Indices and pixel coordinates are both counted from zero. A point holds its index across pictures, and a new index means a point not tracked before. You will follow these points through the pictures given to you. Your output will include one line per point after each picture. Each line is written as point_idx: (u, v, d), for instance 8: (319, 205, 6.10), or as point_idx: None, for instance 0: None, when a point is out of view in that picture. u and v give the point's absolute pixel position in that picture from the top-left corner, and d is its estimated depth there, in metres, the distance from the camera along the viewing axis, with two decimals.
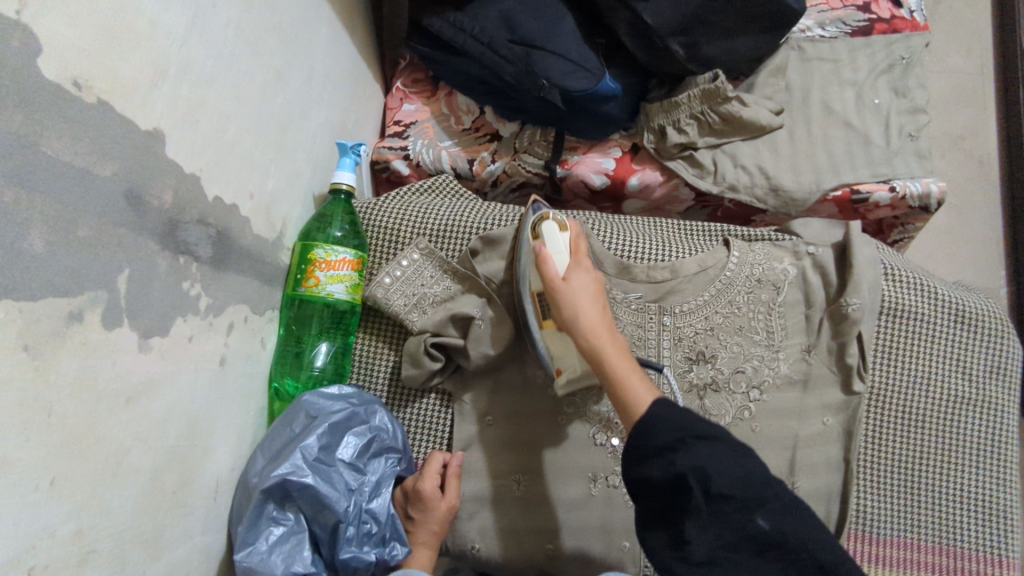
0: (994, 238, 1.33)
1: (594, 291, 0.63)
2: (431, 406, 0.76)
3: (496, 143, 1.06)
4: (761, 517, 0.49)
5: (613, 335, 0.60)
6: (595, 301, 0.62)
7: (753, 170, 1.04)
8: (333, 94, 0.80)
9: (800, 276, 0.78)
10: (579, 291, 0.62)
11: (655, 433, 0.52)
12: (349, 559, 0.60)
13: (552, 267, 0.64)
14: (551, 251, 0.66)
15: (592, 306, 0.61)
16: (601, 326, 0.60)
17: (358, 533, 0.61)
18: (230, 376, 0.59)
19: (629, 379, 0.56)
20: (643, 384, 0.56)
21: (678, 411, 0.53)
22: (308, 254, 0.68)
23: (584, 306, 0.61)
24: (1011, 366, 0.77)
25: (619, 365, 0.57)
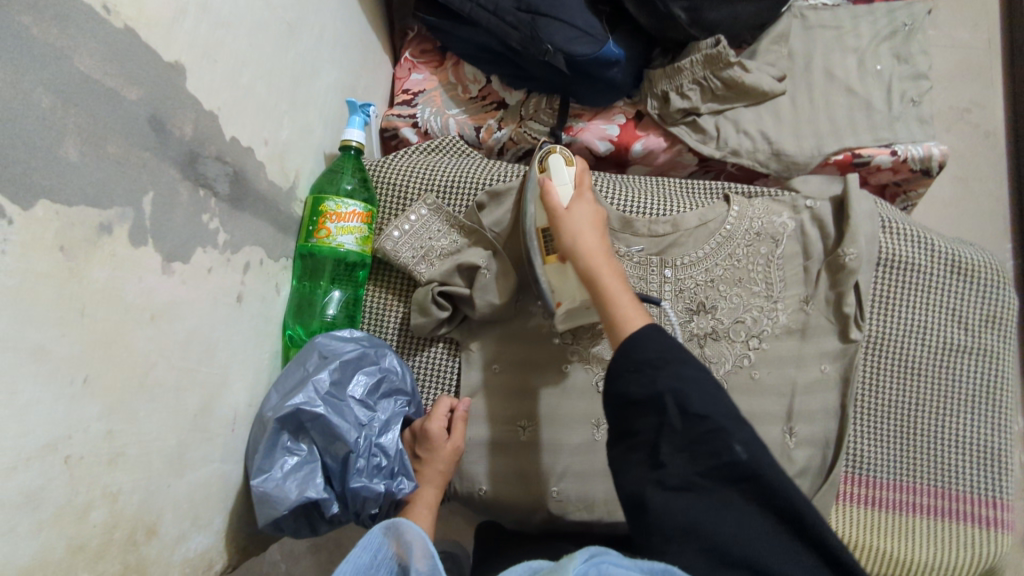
0: (1001, 210, 1.34)
1: (596, 220, 0.64)
2: (439, 354, 0.78)
3: (502, 111, 1.08)
4: (738, 445, 0.49)
5: (608, 260, 0.61)
6: (595, 228, 0.63)
7: (755, 136, 1.05)
8: (343, 55, 0.83)
9: (798, 230, 0.80)
10: (579, 217, 0.64)
11: (639, 349, 0.53)
12: (359, 488, 0.62)
13: (556, 198, 0.66)
14: (555, 185, 0.67)
15: (591, 231, 0.63)
16: (599, 250, 0.61)
17: (368, 465, 0.63)
18: (247, 314, 0.62)
19: (621, 300, 0.57)
20: (632, 304, 0.57)
21: (661, 337, 0.54)
22: (319, 206, 0.71)
23: (583, 233, 0.62)
24: (1007, 316, 0.78)
25: (611, 287, 0.58)
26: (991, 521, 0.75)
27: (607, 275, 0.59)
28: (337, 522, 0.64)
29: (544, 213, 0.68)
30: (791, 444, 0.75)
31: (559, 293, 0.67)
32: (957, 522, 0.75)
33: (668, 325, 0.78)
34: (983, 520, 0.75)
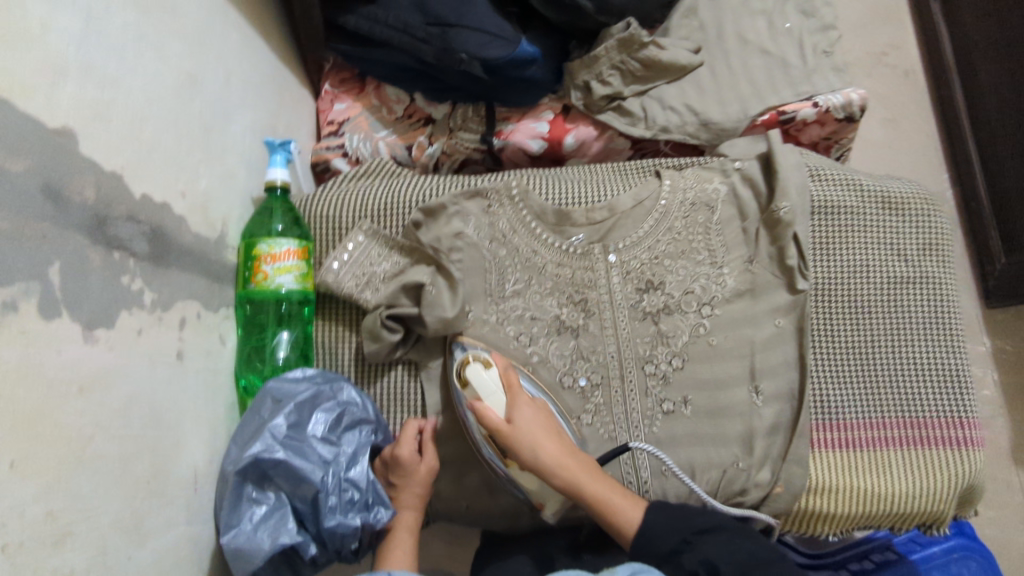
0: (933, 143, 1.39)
1: (534, 412, 0.69)
2: (399, 378, 0.77)
3: (431, 126, 1.09)
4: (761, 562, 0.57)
5: (577, 461, 0.67)
6: (552, 436, 0.68)
7: (681, 110, 1.07)
8: (258, 95, 0.82)
9: (733, 194, 0.81)
10: (533, 431, 0.67)
11: (661, 538, 0.62)
12: (335, 526, 0.61)
13: (494, 417, 0.67)
14: (487, 400, 0.68)
15: (551, 445, 0.67)
16: (570, 463, 0.67)
17: (340, 501, 0.62)
18: (191, 370, 0.61)
19: (619, 504, 0.65)
20: (622, 493, 0.66)
21: (674, 521, 0.63)
22: (253, 251, 0.71)
23: (546, 446, 0.67)
24: (941, 241, 0.81)
25: (601, 491, 0.66)
26: (965, 441, 0.76)
27: (590, 484, 0.66)
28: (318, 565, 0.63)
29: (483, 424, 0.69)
30: (758, 402, 0.76)
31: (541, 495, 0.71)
32: (934, 449, 0.76)
33: (620, 309, 0.79)
34: (958, 442, 0.76)
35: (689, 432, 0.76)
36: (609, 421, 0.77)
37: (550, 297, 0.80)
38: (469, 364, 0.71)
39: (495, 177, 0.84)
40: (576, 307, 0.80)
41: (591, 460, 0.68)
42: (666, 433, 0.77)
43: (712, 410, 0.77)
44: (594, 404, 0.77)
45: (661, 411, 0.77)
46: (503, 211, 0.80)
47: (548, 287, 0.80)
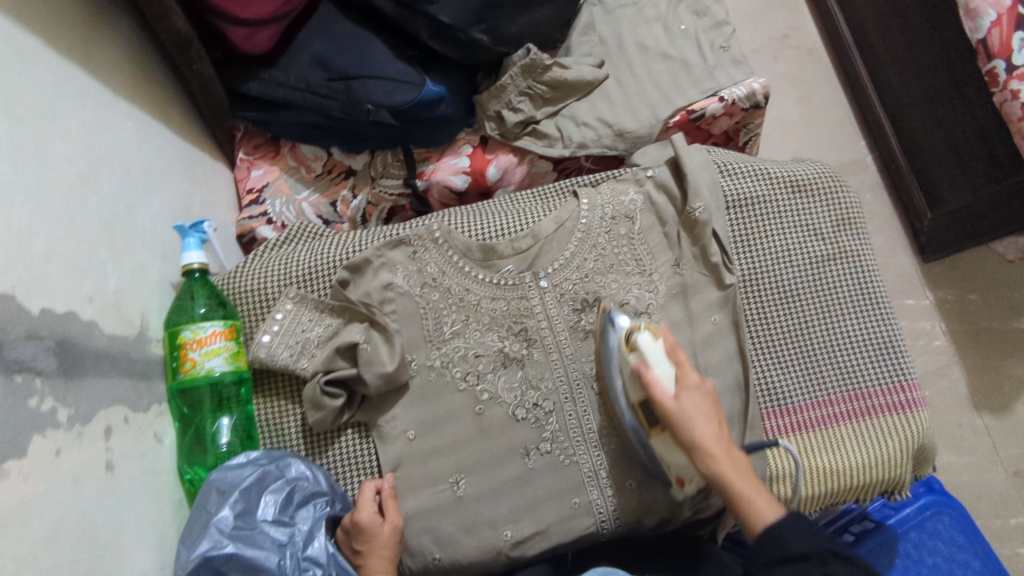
0: (846, 115, 1.45)
1: (705, 399, 0.64)
2: (351, 442, 0.77)
3: (353, 178, 1.08)
4: None
5: (728, 451, 0.62)
6: (711, 420, 0.63)
7: (595, 124, 1.09)
8: (163, 179, 0.81)
9: (650, 202, 0.83)
10: (692, 412, 0.63)
11: (787, 541, 0.58)
12: None
13: (660, 390, 0.64)
14: (653, 367, 0.65)
15: (711, 428, 0.63)
16: (716, 448, 0.62)
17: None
18: (125, 478, 0.59)
19: (755, 500, 0.60)
20: (756, 490, 0.61)
21: (803, 528, 0.59)
22: (177, 339, 0.69)
23: (703, 431, 0.62)
24: (853, 214, 0.84)
25: (741, 485, 0.60)
26: (908, 404, 0.78)
27: (727, 474, 0.61)
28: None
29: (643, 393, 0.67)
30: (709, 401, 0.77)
31: (680, 470, 0.69)
32: (881, 417, 0.78)
33: (560, 331, 0.79)
34: (902, 406, 0.78)
35: None
36: (567, 446, 0.76)
37: (486, 334, 0.79)
38: (636, 333, 0.69)
39: (416, 223, 0.84)
40: (518, 338, 0.79)
41: (740, 453, 0.63)
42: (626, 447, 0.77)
43: None
44: (550, 430, 0.77)
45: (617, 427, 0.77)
46: (429, 254, 0.81)
47: (486, 324, 0.79)
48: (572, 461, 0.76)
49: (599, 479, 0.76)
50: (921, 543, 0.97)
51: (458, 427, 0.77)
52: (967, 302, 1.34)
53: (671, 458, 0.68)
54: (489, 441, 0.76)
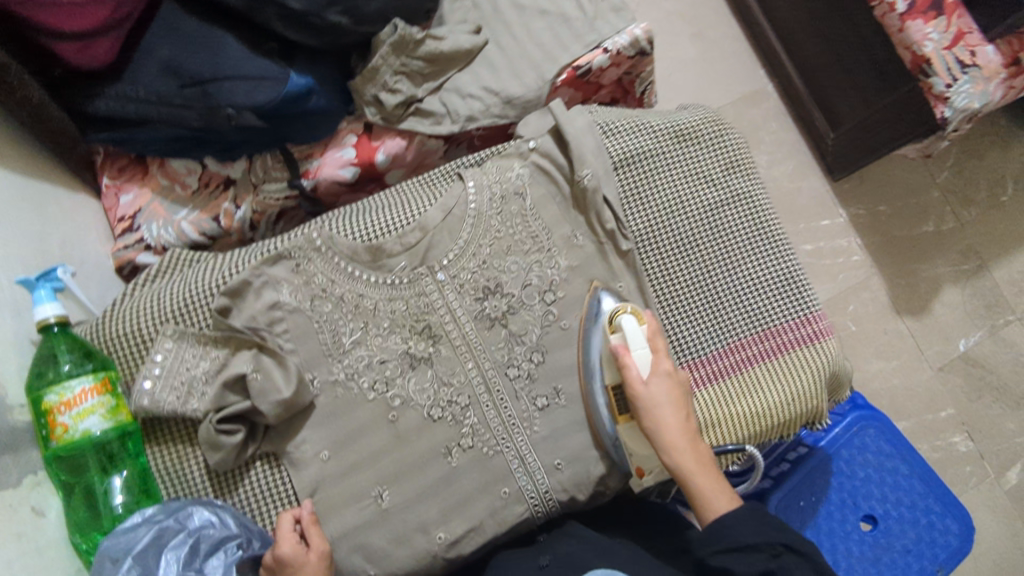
0: (740, 47, 1.44)
1: (678, 391, 0.65)
2: (262, 473, 0.73)
3: (233, 188, 1.02)
4: None
5: (698, 450, 0.63)
6: (683, 413, 0.64)
7: (482, 95, 1.04)
8: (4, 228, 0.73)
9: (541, 174, 0.80)
10: (657, 399, 0.64)
11: (740, 531, 0.58)
12: None
13: (634, 371, 0.65)
14: (632, 350, 0.67)
15: (678, 414, 0.64)
16: (682, 439, 0.63)
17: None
18: (0, 564, 0.55)
19: (706, 488, 0.61)
20: (715, 483, 0.61)
21: (762, 526, 0.58)
22: (41, 405, 0.63)
23: (668, 419, 0.64)
24: (739, 154, 0.83)
25: (691, 466, 0.62)
26: (816, 335, 0.79)
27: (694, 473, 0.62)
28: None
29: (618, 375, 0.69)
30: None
31: (641, 458, 0.70)
32: (792, 352, 0.79)
33: (465, 322, 0.76)
34: (810, 338, 0.79)
35: (570, 420, 0.76)
36: (489, 438, 0.74)
37: (390, 338, 0.75)
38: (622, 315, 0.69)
39: (297, 232, 0.79)
40: (424, 337, 0.76)
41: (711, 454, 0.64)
42: (549, 428, 0.75)
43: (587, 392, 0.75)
44: (469, 425, 0.74)
45: (537, 411, 0.76)
46: (315, 264, 0.76)
47: (387, 328, 0.75)
48: (496, 453, 0.74)
49: (525, 464, 0.74)
50: (852, 459, 1.00)
51: (373, 440, 0.73)
52: (879, 215, 1.38)
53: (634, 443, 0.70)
54: (408, 448, 0.73)
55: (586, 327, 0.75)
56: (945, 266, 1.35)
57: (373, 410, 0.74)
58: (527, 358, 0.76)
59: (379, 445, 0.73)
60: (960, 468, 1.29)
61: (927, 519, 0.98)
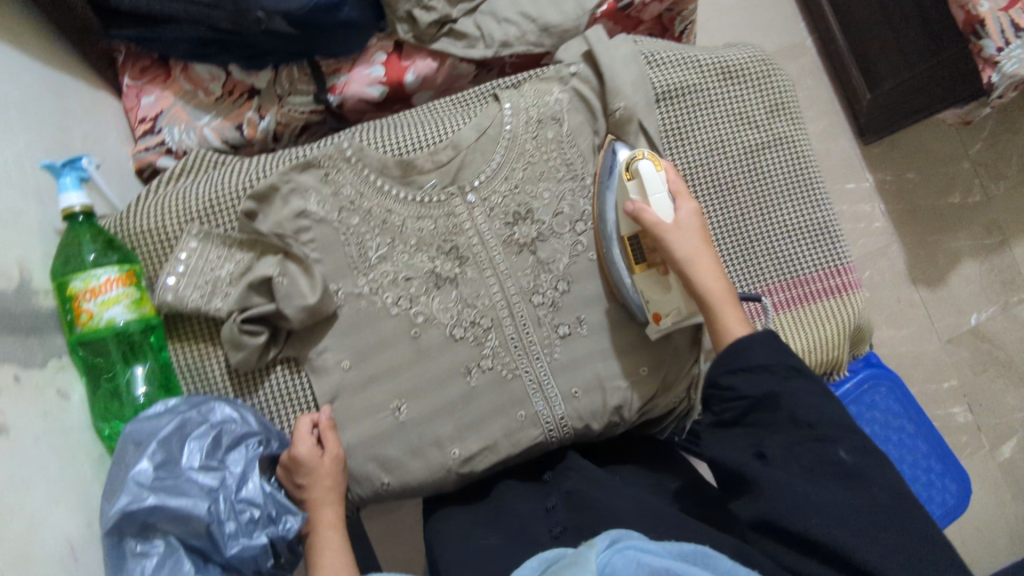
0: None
1: (698, 229, 0.67)
2: (282, 378, 0.74)
3: (257, 98, 0.99)
4: (843, 451, 0.53)
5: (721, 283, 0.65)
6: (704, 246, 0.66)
7: (518, 20, 0.99)
8: (27, 112, 0.71)
9: (579, 101, 0.77)
10: (679, 238, 0.66)
11: (750, 351, 0.58)
12: (240, 551, 0.60)
13: (652, 215, 0.67)
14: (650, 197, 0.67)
15: (700, 248, 0.66)
16: (704, 265, 0.65)
17: (240, 524, 0.61)
18: (26, 442, 0.55)
19: (724, 310, 0.63)
20: (735, 312, 0.63)
21: (770, 342, 0.59)
22: (67, 291, 0.63)
23: (690, 253, 0.65)
24: (786, 96, 0.80)
25: (716, 297, 0.63)
26: (845, 286, 0.79)
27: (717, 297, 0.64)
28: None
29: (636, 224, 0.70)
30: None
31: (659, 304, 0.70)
32: (818, 301, 0.78)
33: (492, 246, 0.75)
34: (838, 289, 0.78)
35: (591, 350, 0.75)
36: (509, 360, 0.74)
37: (416, 256, 0.74)
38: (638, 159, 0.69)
39: (328, 142, 0.77)
40: (449, 257, 0.75)
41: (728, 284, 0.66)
42: (570, 356, 0.75)
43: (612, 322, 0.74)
44: (489, 347, 0.74)
45: (560, 340, 0.75)
46: (344, 175, 0.74)
47: (412, 246, 0.74)
48: (515, 379, 0.74)
49: (543, 390, 0.74)
50: (861, 416, 1.00)
51: (393, 356, 0.73)
52: (905, 182, 1.34)
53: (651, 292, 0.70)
54: (428, 366, 0.73)
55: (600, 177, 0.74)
56: (966, 240, 1.33)
57: (394, 325, 0.73)
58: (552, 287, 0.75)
59: (399, 364, 0.73)
60: (956, 438, 1.30)
61: (927, 478, 1.00)
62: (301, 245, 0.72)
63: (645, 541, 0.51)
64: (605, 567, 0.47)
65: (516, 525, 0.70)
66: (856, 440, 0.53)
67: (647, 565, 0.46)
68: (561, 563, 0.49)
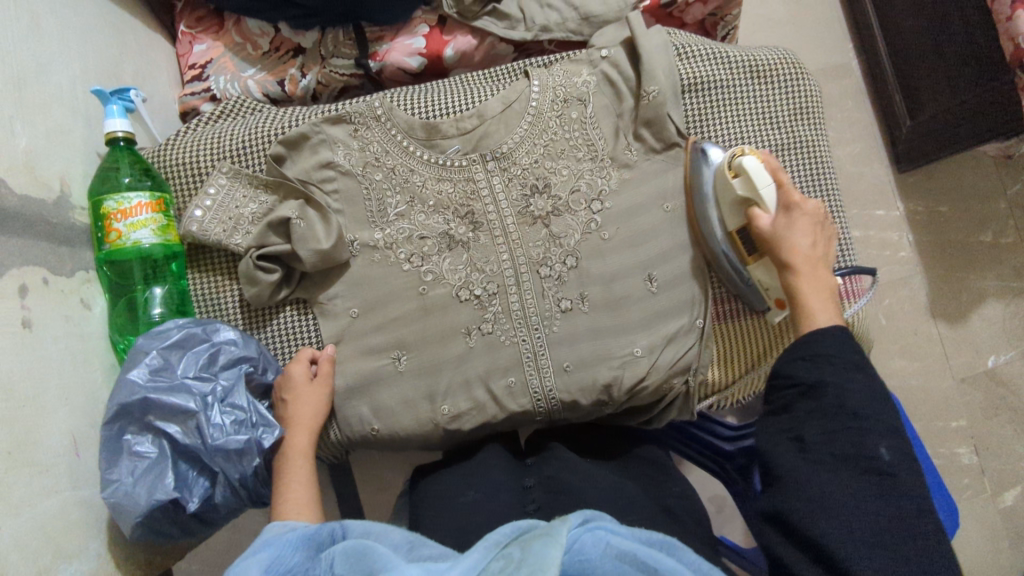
0: (832, 15, 1.32)
1: (813, 224, 0.70)
2: (290, 318, 0.77)
3: (302, 57, 1.02)
4: (884, 449, 0.51)
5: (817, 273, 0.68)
6: (811, 238, 0.69)
7: (560, 6, 0.99)
8: (84, 38, 0.75)
9: (608, 86, 0.79)
10: (788, 228, 0.69)
11: (822, 341, 0.59)
12: (223, 446, 0.64)
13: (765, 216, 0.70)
14: (754, 185, 0.70)
15: (806, 236, 0.68)
16: (805, 256, 0.68)
17: (224, 424, 0.65)
18: (47, 339, 0.59)
19: (811, 299, 0.65)
20: (822, 301, 0.65)
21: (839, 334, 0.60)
22: (100, 210, 0.67)
23: (798, 242, 0.68)
24: (812, 101, 0.81)
25: (807, 289, 0.66)
26: (847, 294, 0.79)
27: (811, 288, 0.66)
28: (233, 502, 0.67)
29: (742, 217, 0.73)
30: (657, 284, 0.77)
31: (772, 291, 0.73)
32: None
33: (506, 214, 0.77)
34: (841, 296, 0.79)
35: (589, 328, 0.76)
36: (509, 328, 0.76)
37: (431, 218, 0.77)
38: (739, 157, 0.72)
39: (363, 100, 0.80)
40: (463, 222, 0.77)
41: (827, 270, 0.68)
42: (567, 330, 0.76)
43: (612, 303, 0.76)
44: (491, 312, 0.76)
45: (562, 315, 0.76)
46: (371, 133, 0.77)
47: (426, 209, 0.77)
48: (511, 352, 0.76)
49: (538, 361, 0.75)
50: None
51: (402, 309, 0.76)
52: (936, 216, 1.28)
53: (766, 278, 0.73)
54: (431, 322, 0.75)
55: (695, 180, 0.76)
56: (994, 279, 1.26)
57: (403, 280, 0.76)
58: (559, 262, 0.76)
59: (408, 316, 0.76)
60: (958, 479, 1.23)
61: None
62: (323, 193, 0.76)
63: (615, 525, 0.50)
64: (574, 543, 0.46)
65: (495, 483, 0.71)
66: (895, 441, 0.52)
67: (615, 549, 0.46)
68: (533, 532, 0.47)
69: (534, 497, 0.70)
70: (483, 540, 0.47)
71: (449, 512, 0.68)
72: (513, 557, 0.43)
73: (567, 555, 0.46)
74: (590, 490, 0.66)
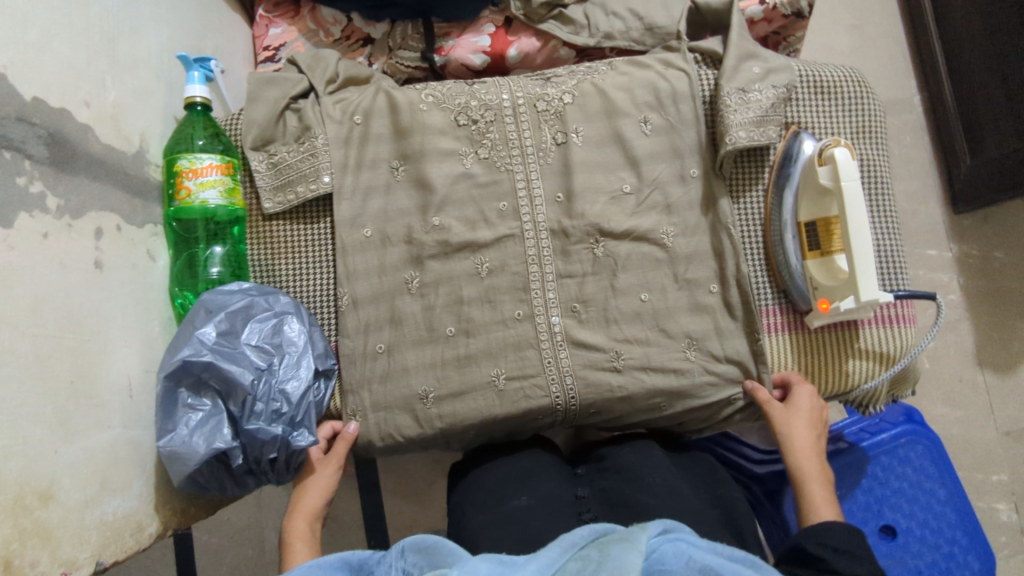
0: (898, 49, 1.29)
1: (811, 419, 0.72)
2: (324, 291, 0.78)
3: (370, 47, 1.05)
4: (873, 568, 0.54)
5: (819, 463, 0.70)
6: (807, 430, 0.71)
7: (626, 15, 0.96)
8: (174, 10, 0.79)
9: (688, 83, 0.79)
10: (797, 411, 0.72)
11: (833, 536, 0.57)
12: (256, 431, 0.64)
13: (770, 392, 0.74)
14: (844, 176, 0.69)
15: (805, 428, 0.71)
16: (808, 445, 0.71)
17: (266, 409, 0.65)
18: (114, 280, 0.62)
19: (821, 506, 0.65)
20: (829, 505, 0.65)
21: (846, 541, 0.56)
22: (174, 167, 0.70)
23: (796, 435, 0.71)
24: (877, 123, 0.81)
25: (812, 492, 0.67)
26: (899, 318, 0.77)
27: (817, 497, 0.66)
28: (243, 488, 0.68)
29: (817, 210, 0.74)
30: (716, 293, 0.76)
31: (831, 292, 0.72)
32: (869, 328, 0.77)
33: (551, 212, 0.77)
34: (893, 319, 0.77)
35: (632, 334, 0.76)
36: (548, 321, 0.76)
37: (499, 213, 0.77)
38: (831, 147, 0.71)
39: (446, 83, 0.81)
40: (515, 212, 0.77)
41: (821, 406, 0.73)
42: (607, 332, 0.76)
43: (650, 308, 0.76)
44: (532, 306, 0.76)
45: (609, 319, 0.76)
46: (432, 116, 0.78)
47: (479, 211, 0.77)
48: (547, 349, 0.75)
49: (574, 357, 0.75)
50: (891, 468, 0.95)
51: None
52: (991, 260, 1.23)
53: (821, 275, 0.73)
54: None
55: (782, 165, 0.77)
56: None
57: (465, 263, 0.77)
58: (597, 245, 0.77)
59: None
60: (995, 535, 1.17)
61: (949, 549, 0.90)
62: (398, 172, 0.78)
63: (697, 538, 0.49)
64: (653, 553, 0.47)
65: (547, 493, 0.70)
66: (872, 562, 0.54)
67: (698, 563, 0.45)
68: (610, 536, 0.49)
69: (590, 506, 0.69)
70: (561, 540, 0.50)
71: (484, 509, 0.68)
72: (591, 558, 0.46)
73: (646, 562, 0.47)
74: (652, 499, 0.65)
